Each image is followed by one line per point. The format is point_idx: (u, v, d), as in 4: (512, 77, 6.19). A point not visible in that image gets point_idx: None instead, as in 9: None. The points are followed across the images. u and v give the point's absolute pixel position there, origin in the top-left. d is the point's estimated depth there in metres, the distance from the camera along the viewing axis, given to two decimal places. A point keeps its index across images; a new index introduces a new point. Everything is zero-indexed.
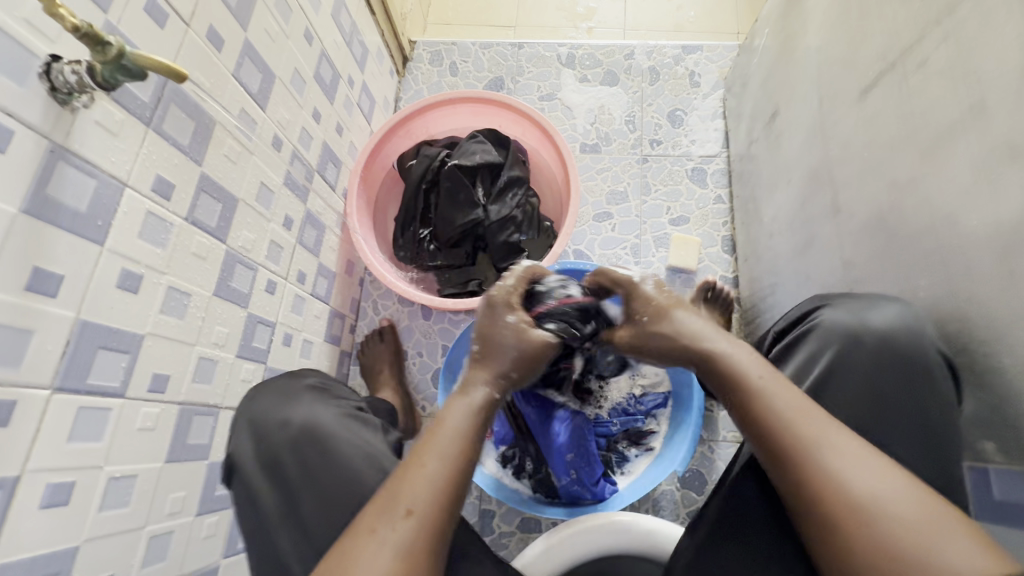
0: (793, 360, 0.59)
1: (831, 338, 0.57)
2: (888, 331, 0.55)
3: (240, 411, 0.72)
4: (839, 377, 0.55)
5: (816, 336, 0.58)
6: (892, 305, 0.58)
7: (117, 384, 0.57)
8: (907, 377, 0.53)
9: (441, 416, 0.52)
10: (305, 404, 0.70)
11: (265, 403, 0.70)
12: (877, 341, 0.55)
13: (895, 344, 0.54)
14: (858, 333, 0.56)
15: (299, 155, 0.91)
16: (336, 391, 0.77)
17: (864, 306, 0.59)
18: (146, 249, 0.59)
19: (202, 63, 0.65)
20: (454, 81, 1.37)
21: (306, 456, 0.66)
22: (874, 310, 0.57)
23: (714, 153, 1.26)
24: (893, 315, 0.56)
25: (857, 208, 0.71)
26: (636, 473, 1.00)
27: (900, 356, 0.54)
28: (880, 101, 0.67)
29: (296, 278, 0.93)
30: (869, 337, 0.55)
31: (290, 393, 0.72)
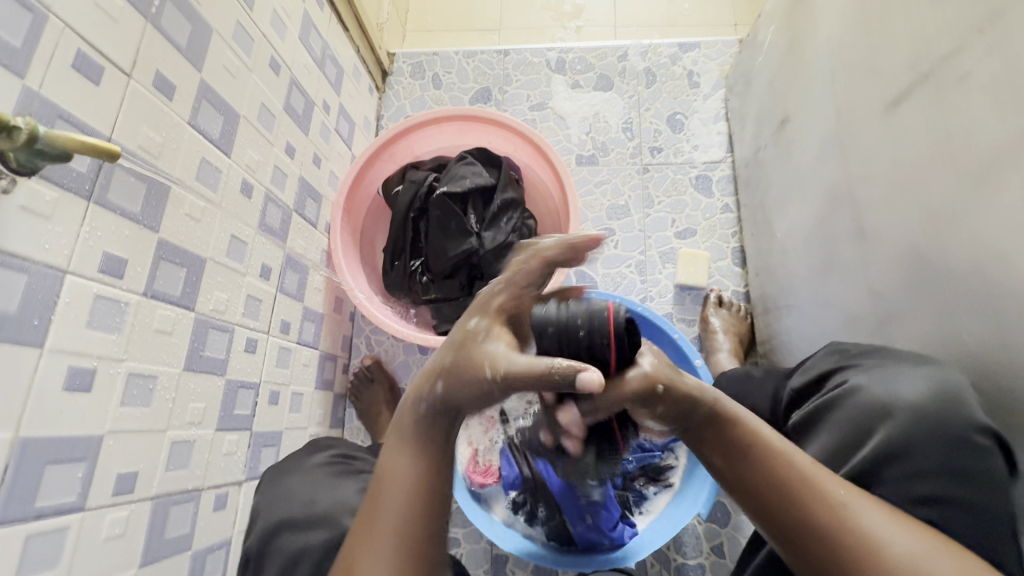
0: (824, 436, 0.55)
1: (860, 413, 0.53)
2: (923, 399, 0.51)
3: (262, 490, 0.68)
4: (880, 457, 0.50)
5: (844, 409, 0.55)
6: (922, 366, 0.54)
7: (74, 497, 0.50)
8: (948, 451, 0.49)
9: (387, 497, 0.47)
10: (331, 485, 0.66)
11: (296, 482, 0.67)
12: (911, 410, 0.51)
13: (931, 414, 0.50)
14: (888, 402, 0.52)
15: (274, 197, 0.83)
16: (362, 463, 0.74)
17: (892, 367, 0.55)
18: (99, 338, 0.52)
19: (150, 116, 0.58)
20: (438, 94, 1.29)
21: (332, 541, 0.61)
22: (902, 376, 0.54)
23: (719, 159, 1.18)
24: (924, 380, 0.52)
25: (886, 235, 0.64)
26: (654, 513, 0.94)
27: (936, 430, 0.49)
28: (911, 117, 0.60)
29: (279, 329, 0.86)
30: (898, 409, 0.51)
31: (318, 471, 0.69)
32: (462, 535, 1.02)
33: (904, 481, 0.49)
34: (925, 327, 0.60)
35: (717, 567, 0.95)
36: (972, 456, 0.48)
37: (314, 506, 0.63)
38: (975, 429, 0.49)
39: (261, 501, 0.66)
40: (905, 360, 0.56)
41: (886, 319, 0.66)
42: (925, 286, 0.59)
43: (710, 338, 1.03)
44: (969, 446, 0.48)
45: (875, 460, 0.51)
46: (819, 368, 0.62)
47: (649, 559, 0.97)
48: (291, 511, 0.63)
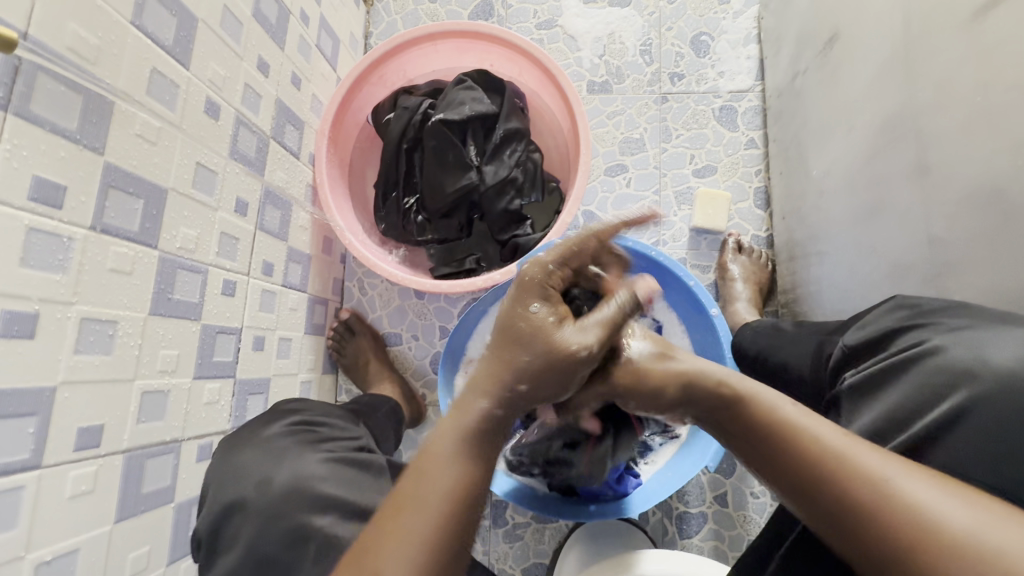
0: (893, 393, 0.48)
1: (937, 373, 0.46)
2: (1022, 364, 0.42)
3: (213, 465, 0.61)
4: (967, 421, 0.42)
5: (919, 368, 0.47)
6: (1019, 328, 0.45)
7: (28, 455, 0.45)
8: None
9: (431, 443, 0.45)
10: (289, 460, 0.59)
11: (248, 460, 0.60)
12: (1000, 376, 0.43)
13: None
14: (975, 366, 0.44)
15: (247, 121, 0.73)
16: (326, 432, 0.66)
17: (981, 327, 0.47)
18: (39, 278, 0.45)
19: (82, 10, 0.47)
20: (433, 9, 1.14)
21: (291, 526, 0.55)
22: (995, 338, 0.45)
23: (747, 88, 1.06)
24: (1018, 346, 0.44)
25: (957, 171, 0.56)
26: (660, 464, 0.90)
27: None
28: (1005, 25, 0.50)
29: (260, 271, 0.78)
30: (991, 374, 0.43)
31: (277, 446, 0.61)
32: None
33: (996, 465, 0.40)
34: (996, 276, 0.53)
35: (721, 517, 0.94)
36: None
37: (268, 488, 0.56)
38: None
39: (210, 479, 0.60)
40: (994, 319, 0.48)
41: (946, 268, 0.58)
42: (1006, 234, 0.51)
43: (727, 287, 0.96)
44: None
45: (958, 427, 0.42)
46: (883, 323, 0.54)
47: (651, 508, 0.95)
48: (245, 497, 0.57)
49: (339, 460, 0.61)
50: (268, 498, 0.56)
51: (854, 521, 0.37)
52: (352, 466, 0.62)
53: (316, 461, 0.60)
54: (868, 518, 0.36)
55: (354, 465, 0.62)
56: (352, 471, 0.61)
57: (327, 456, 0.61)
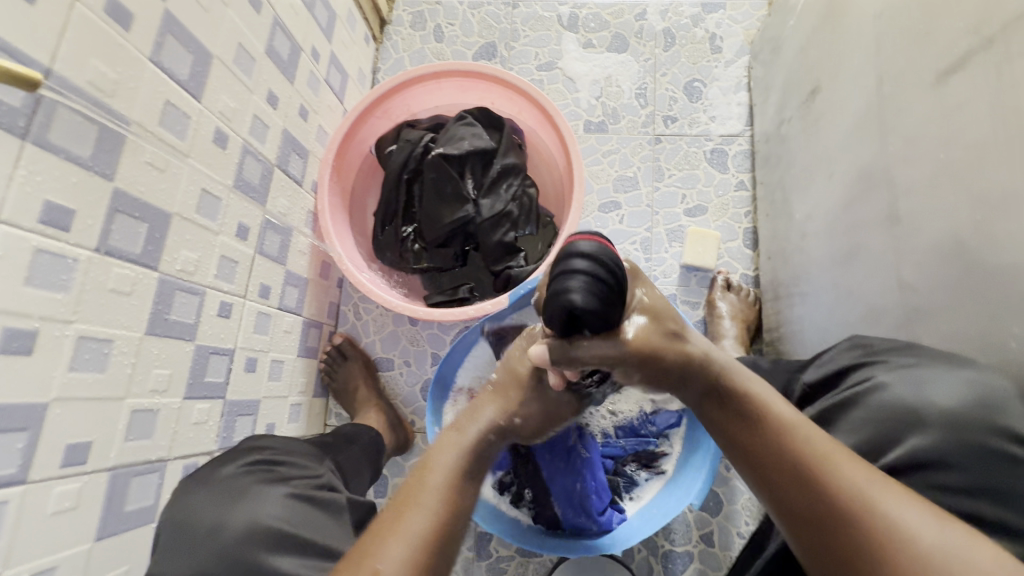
0: (844, 430, 0.51)
1: (887, 412, 0.49)
2: (959, 405, 0.46)
3: (167, 506, 0.55)
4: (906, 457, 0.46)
5: (865, 407, 0.50)
6: (963, 368, 0.49)
7: (15, 469, 0.46)
8: (983, 464, 0.44)
9: (429, 458, 0.52)
10: (248, 502, 0.54)
11: (201, 500, 0.54)
12: (943, 417, 0.46)
13: (970, 423, 0.45)
14: (920, 405, 0.48)
15: (253, 150, 0.76)
16: (286, 468, 0.61)
17: (925, 367, 0.50)
18: (42, 297, 0.47)
19: (103, 48, 0.51)
20: (439, 48, 1.20)
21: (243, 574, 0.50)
22: (937, 378, 0.49)
23: (737, 132, 1.11)
24: (961, 386, 0.47)
25: (923, 223, 0.59)
26: (645, 500, 0.90)
27: (973, 438, 0.45)
28: (966, 90, 0.53)
29: (257, 293, 0.80)
30: (935, 416, 0.47)
31: (231, 486, 0.55)
32: None
33: (937, 493, 0.44)
34: (954, 322, 0.56)
35: (706, 556, 0.93)
36: (1012, 473, 0.43)
37: (222, 535, 0.51)
38: (998, 434, 0.44)
39: (161, 522, 0.54)
40: (941, 360, 0.50)
41: (914, 314, 0.61)
42: (966, 285, 0.54)
43: (715, 323, 0.98)
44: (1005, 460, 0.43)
45: (907, 466, 0.46)
46: (839, 362, 0.57)
47: (636, 544, 0.94)
48: (193, 545, 0.51)
49: (297, 501, 0.57)
50: (223, 547, 0.51)
51: (833, 528, 0.38)
52: (314, 505, 0.58)
53: (278, 496, 0.55)
54: (832, 515, 0.38)
55: (317, 503, 0.58)
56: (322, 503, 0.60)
57: (287, 492, 0.57)
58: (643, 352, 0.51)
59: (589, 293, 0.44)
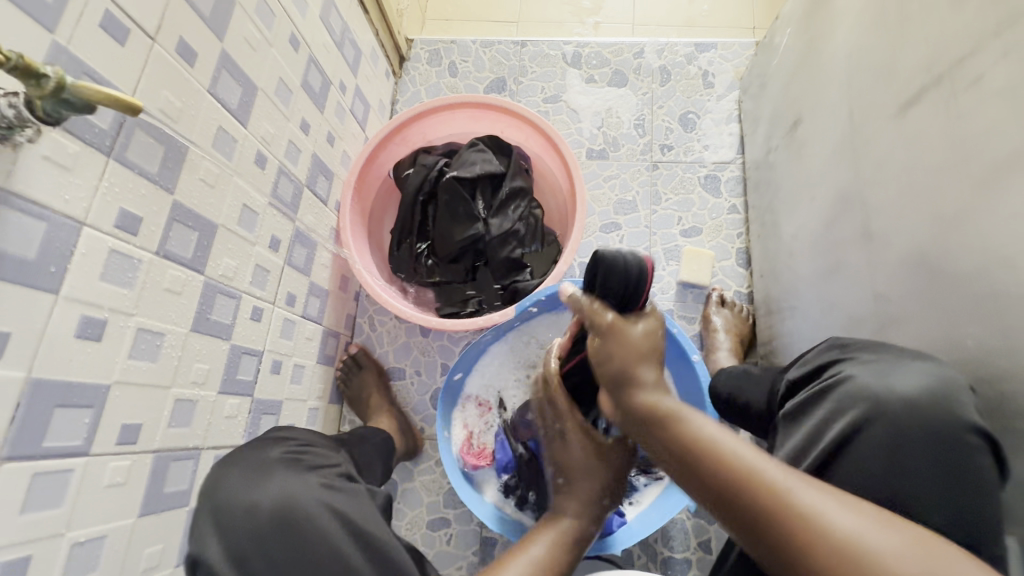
0: (814, 417, 0.57)
1: (850, 397, 0.54)
2: (916, 392, 0.52)
3: (205, 487, 0.62)
4: (867, 435, 0.52)
5: (833, 396, 0.56)
6: (919, 361, 0.55)
7: (80, 441, 0.52)
8: (936, 445, 0.50)
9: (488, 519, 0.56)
10: (279, 482, 0.60)
11: (238, 479, 0.61)
12: (903, 403, 0.52)
13: (923, 406, 0.51)
14: (879, 392, 0.53)
15: (287, 171, 0.85)
16: (312, 457, 0.68)
17: (887, 361, 0.56)
18: (111, 291, 0.54)
19: (172, 81, 0.59)
20: (453, 82, 1.30)
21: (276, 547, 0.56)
22: (897, 369, 0.54)
23: (729, 160, 1.19)
24: (919, 375, 0.53)
25: (893, 238, 0.65)
26: (644, 505, 0.93)
27: (929, 422, 0.51)
28: (921, 120, 0.61)
29: (284, 301, 0.87)
30: (893, 402, 0.52)
31: (264, 467, 0.62)
32: (453, 517, 1.03)
33: (895, 468, 0.50)
34: (921, 326, 0.62)
35: (704, 563, 0.96)
36: (962, 453, 0.49)
37: (256, 513, 0.57)
38: (953, 420, 0.50)
39: (203, 501, 0.60)
40: (899, 354, 0.57)
41: (889, 321, 0.67)
42: (928, 292, 0.60)
43: (711, 337, 1.04)
44: (957, 442, 0.50)
45: (867, 444, 0.52)
46: (818, 360, 0.62)
47: (636, 550, 0.98)
48: (230, 518, 0.57)
49: (326, 485, 0.64)
50: (262, 518, 0.57)
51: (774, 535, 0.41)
52: (338, 491, 0.64)
53: (307, 481, 0.62)
54: (774, 523, 0.41)
55: (340, 488, 0.64)
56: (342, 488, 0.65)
57: (317, 476, 0.64)
58: (619, 335, 0.52)
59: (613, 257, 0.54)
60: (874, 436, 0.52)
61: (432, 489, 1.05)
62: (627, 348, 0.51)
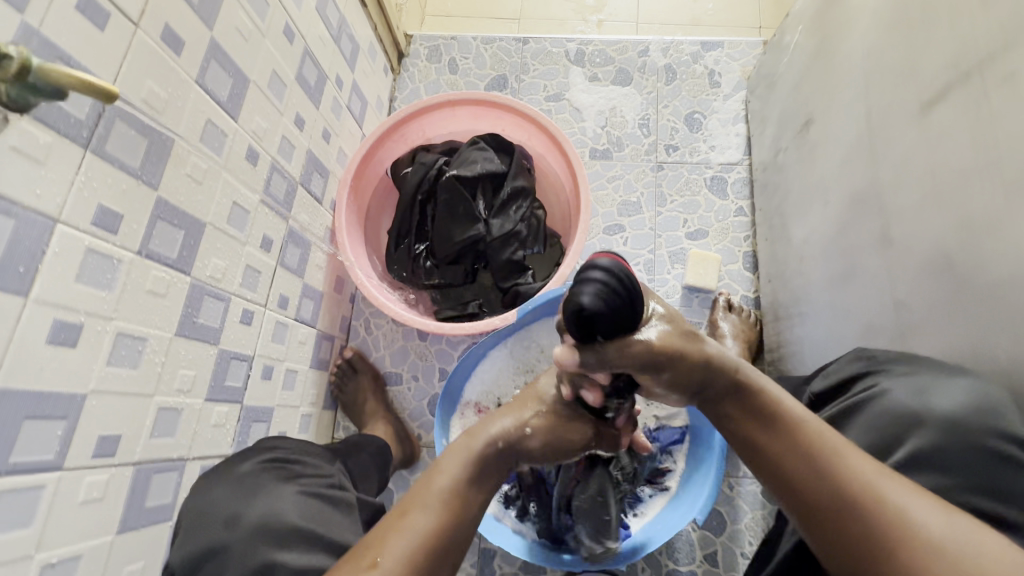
0: (854, 432, 0.54)
1: (888, 419, 0.52)
2: (958, 410, 0.49)
3: (191, 498, 0.61)
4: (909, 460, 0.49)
5: (873, 411, 0.53)
6: (959, 376, 0.51)
7: (52, 456, 0.48)
8: (981, 466, 0.46)
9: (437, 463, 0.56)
10: (267, 497, 0.59)
11: (222, 493, 0.60)
12: (944, 422, 0.49)
13: (967, 426, 0.48)
14: (921, 411, 0.50)
15: (280, 168, 0.81)
16: (301, 465, 0.66)
17: (924, 376, 0.53)
18: (88, 294, 0.50)
19: (157, 70, 0.56)
20: (453, 79, 1.27)
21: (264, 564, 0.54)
22: (938, 385, 0.51)
23: (736, 161, 1.16)
24: (964, 392, 0.50)
25: (915, 242, 0.62)
26: (649, 517, 0.90)
27: (970, 441, 0.47)
28: (948, 120, 0.58)
29: (277, 303, 0.83)
30: (937, 422, 0.49)
31: (251, 479, 0.61)
32: None
33: (937, 490, 0.47)
34: (945, 337, 0.59)
35: None
36: (1006, 471, 0.46)
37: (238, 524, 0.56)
38: (997, 435, 0.47)
39: (189, 512, 0.59)
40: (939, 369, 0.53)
41: (909, 329, 0.64)
42: (954, 300, 0.57)
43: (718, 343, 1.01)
44: (999, 459, 0.46)
45: (913, 466, 0.49)
46: (843, 372, 0.60)
47: (641, 562, 0.94)
48: (212, 530, 0.57)
49: (311, 497, 0.62)
50: (242, 530, 0.56)
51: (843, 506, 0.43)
52: (324, 500, 0.63)
53: (292, 493, 0.60)
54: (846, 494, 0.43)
55: (327, 499, 0.63)
56: (326, 506, 0.62)
57: (302, 488, 0.62)
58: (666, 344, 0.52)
59: (598, 298, 0.44)
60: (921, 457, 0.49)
61: None
62: (688, 349, 0.53)
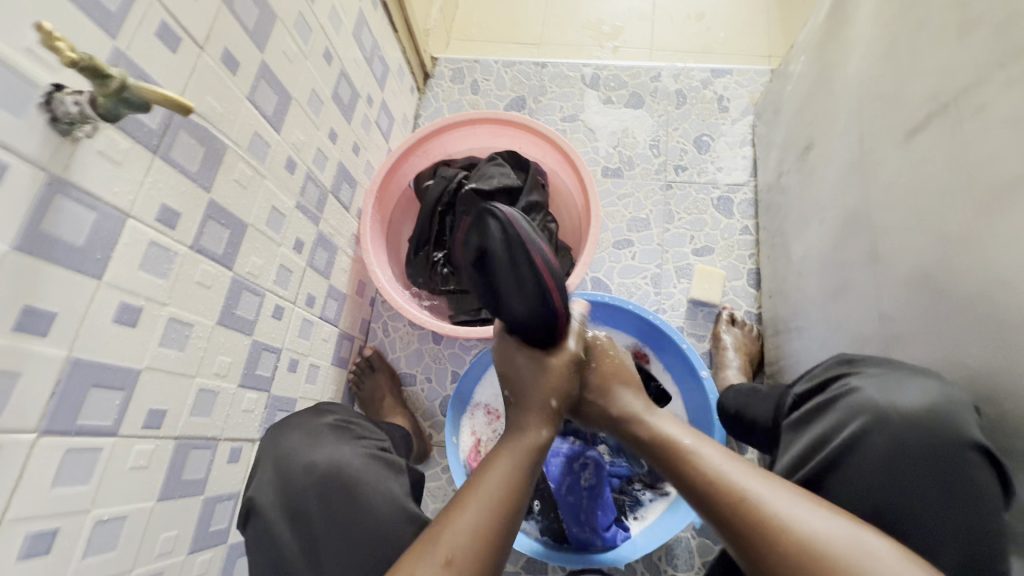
0: (819, 425, 0.58)
1: (853, 409, 0.56)
2: (915, 406, 0.53)
3: (265, 445, 0.68)
4: (868, 444, 0.53)
5: (841, 405, 0.57)
6: (926, 379, 0.56)
7: (109, 423, 0.54)
8: (935, 460, 0.51)
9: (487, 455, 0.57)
10: (329, 445, 0.65)
11: (295, 440, 0.66)
12: (907, 418, 0.53)
13: (928, 423, 0.52)
14: (886, 405, 0.54)
15: (314, 177, 0.88)
16: (360, 428, 0.72)
17: (894, 376, 0.57)
18: (148, 281, 0.57)
19: (216, 87, 0.63)
20: (475, 99, 1.35)
21: (334, 507, 0.60)
22: (900, 382, 0.56)
23: (742, 182, 1.21)
24: (925, 393, 0.54)
25: (899, 258, 0.66)
26: (649, 520, 0.93)
27: (921, 435, 0.52)
28: (928, 145, 0.63)
29: (304, 301, 0.90)
30: (898, 417, 0.53)
31: (318, 431, 0.68)
32: None
33: (890, 477, 0.52)
34: (926, 345, 0.62)
35: None
36: (959, 468, 0.50)
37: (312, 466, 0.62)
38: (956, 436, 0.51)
39: (263, 454, 0.67)
40: (908, 370, 0.57)
41: (896, 339, 0.67)
42: (933, 309, 0.61)
43: (720, 355, 1.04)
44: (958, 457, 0.50)
45: (873, 456, 0.53)
46: (824, 375, 0.63)
47: (639, 566, 0.97)
48: (289, 471, 0.63)
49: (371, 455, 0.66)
50: (315, 476, 0.62)
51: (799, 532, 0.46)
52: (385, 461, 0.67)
53: (351, 445, 0.66)
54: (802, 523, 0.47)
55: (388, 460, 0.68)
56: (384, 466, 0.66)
57: (362, 448, 0.67)
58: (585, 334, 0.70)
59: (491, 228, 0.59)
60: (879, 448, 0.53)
61: (437, 496, 1.06)
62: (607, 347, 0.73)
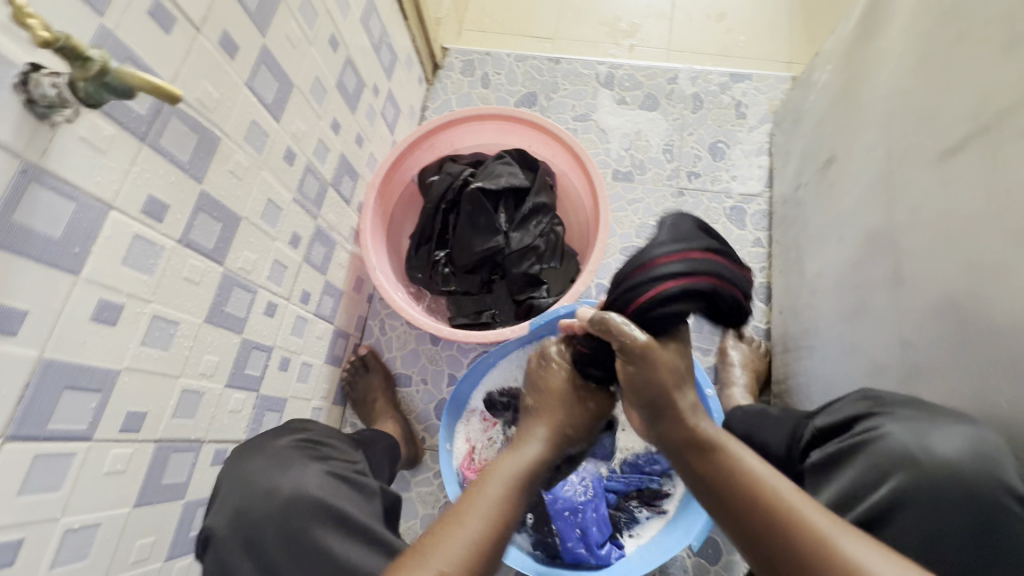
0: (849, 473, 0.55)
1: (888, 458, 0.53)
2: (956, 455, 0.51)
3: (223, 472, 0.64)
4: (908, 497, 0.51)
5: (869, 451, 0.55)
6: (957, 424, 0.53)
7: (84, 426, 0.51)
8: (972, 510, 0.49)
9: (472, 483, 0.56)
10: (297, 470, 0.62)
11: (257, 466, 0.63)
12: (939, 466, 0.51)
13: (963, 472, 0.50)
14: (919, 452, 0.52)
15: (314, 169, 0.85)
16: (328, 449, 0.70)
17: (926, 420, 0.54)
18: (131, 276, 0.54)
19: (211, 72, 0.59)
20: (485, 93, 1.31)
21: (292, 538, 0.58)
22: (937, 431, 0.53)
23: (756, 193, 1.17)
24: (958, 440, 0.52)
25: (924, 285, 0.63)
26: (644, 539, 0.90)
27: (961, 487, 0.50)
28: (962, 168, 0.59)
29: (299, 298, 0.86)
30: (931, 464, 0.51)
31: (285, 457, 0.64)
32: None
33: (931, 531, 0.50)
34: (953, 382, 0.59)
35: None
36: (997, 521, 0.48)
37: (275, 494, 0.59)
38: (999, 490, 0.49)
39: (220, 484, 0.63)
40: (938, 414, 0.55)
41: (916, 372, 0.64)
42: (959, 341, 0.58)
43: (726, 370, 1.02)
44: (1000, 513, 0.48)
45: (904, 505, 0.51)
46: (847, 410, 0.61)
47: None
48: (250, 499, 0.60)
49: (336, 476, 0.65)
50: (275, 505, 0.59)
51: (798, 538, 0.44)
52: (347, 484, 0.66)
53: (318, 470, 0.64)
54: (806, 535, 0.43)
55: (351, 483, 0.66)
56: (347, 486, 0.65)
57: (328, 468, 0.65)
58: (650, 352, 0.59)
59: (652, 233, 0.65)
60: (915, 497, 0.51)
61: (428, 501, 1.03)
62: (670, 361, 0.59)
